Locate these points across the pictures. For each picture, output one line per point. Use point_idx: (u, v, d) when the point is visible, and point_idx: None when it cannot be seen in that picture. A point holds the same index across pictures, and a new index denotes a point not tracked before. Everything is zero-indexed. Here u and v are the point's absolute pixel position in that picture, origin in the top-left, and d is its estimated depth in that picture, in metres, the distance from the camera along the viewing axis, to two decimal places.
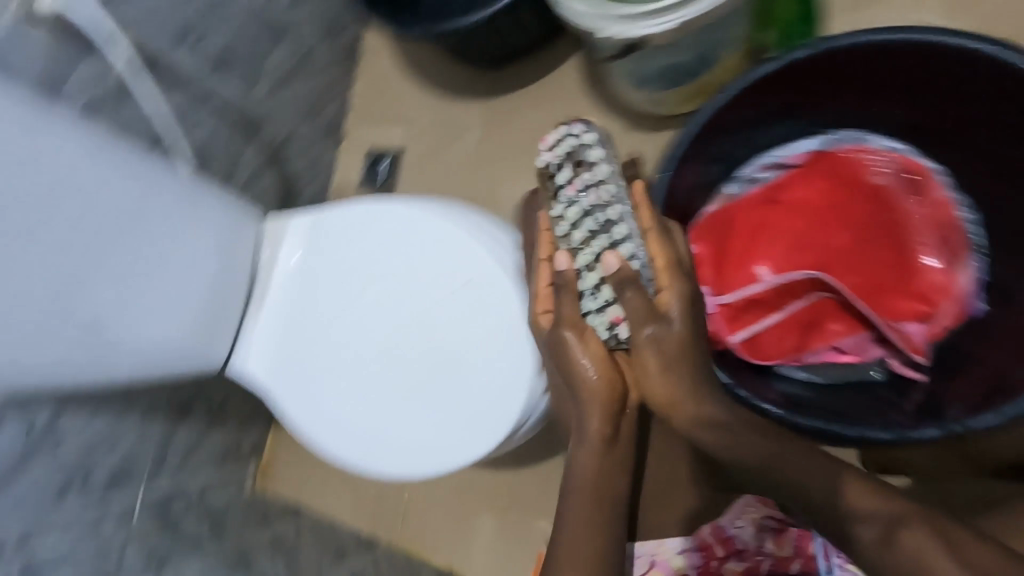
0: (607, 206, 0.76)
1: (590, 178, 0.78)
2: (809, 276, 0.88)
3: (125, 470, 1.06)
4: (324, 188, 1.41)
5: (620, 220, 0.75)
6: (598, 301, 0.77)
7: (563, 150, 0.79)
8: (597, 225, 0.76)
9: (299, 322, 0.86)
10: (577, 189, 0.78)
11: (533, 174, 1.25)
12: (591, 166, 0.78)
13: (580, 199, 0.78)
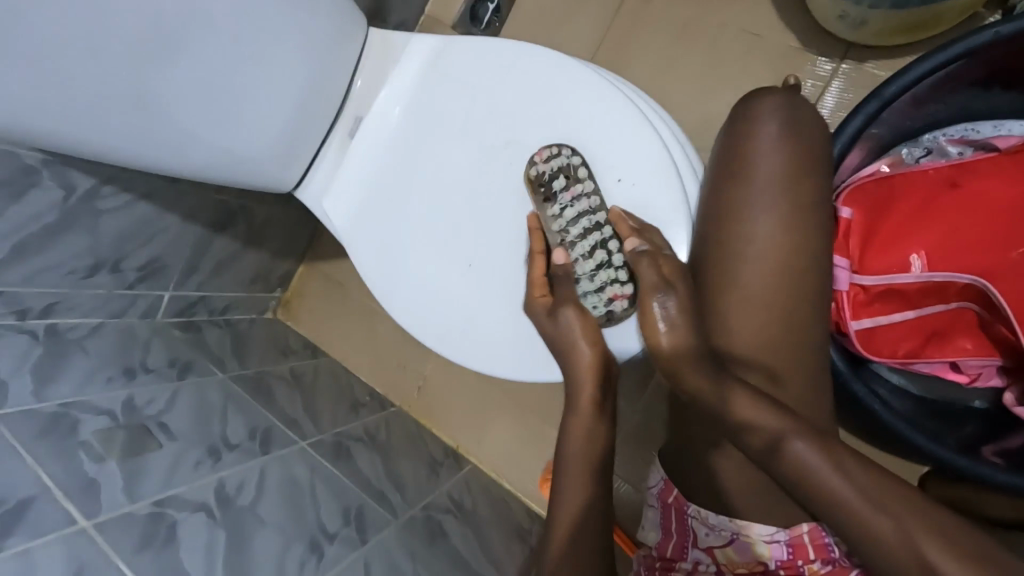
0: (600, 214, 0.64)
1: (582, 191, 0.65)
2: (969, 282, 0.75)
3: (157, 266, 0.99)
4: (416, 16, 1.21)
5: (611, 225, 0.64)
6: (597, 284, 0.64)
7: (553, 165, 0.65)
8: (592, 229, 0.64)
9: (382, 164, 0.72)
10: (571, 200, 0.65)
11: (664, 70, 1.07)
12: (583, 182, 0.65)
13: (574, 211, 0.65)
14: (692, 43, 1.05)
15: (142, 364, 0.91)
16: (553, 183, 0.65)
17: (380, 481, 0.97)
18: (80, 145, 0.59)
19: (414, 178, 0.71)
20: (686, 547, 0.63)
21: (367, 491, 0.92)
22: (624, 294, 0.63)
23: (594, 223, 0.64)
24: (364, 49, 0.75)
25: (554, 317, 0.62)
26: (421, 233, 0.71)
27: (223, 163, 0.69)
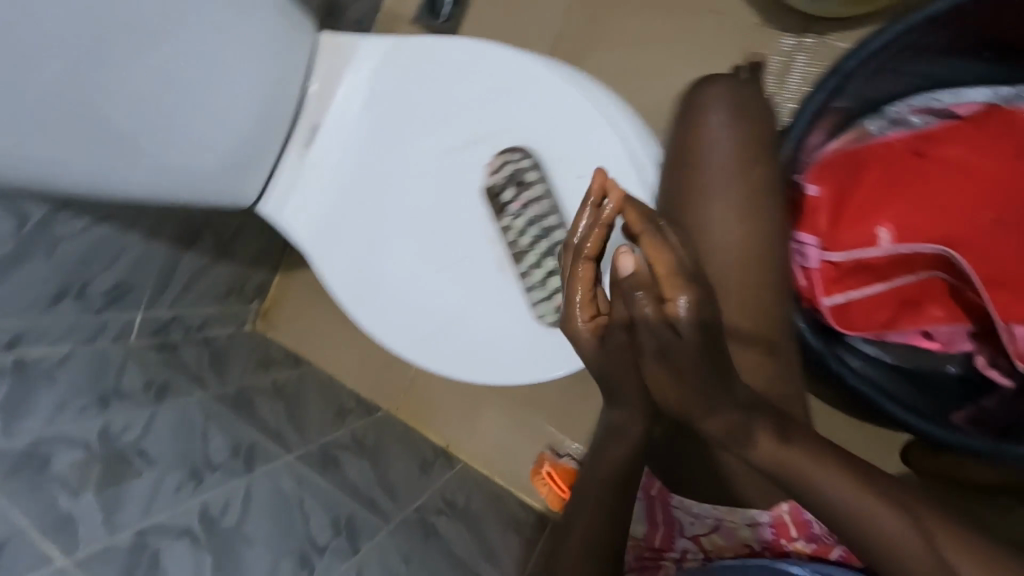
0: (547, 218, 0.65)
1: (531, 196, 0.64)
2: (934, 252, 0.76)
3: (125, 287, 0.97)
4: (372, 13, 1.20)
5: (560, 227, 0.65)
6: (545, 289, 0.65)
7: (506, 174, 0.64)
8: (541, 234, 0.64)
9: (344, 176, 0.71)
10: (521, 209, 0.64)
11: (626, 56, 1.06)
12: (534, 187, 0.64)
13: (524, 218, 0.64)
14: (651, 26, 1.05)
15: (117, 389, 0.89)
16: (505, 193, 0.65)
17: (370, 488, 0.96)
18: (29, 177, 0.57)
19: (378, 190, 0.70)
20: (674, 536, 0.64)
21: (357, 499, 0.92)
22: None
23: (546, 227, 0.65)
24: (315, 56, 0.73)
25: (604, 344, 0.46)
26: (389, 238, 0.70)
27: (181, 184, 0.67)
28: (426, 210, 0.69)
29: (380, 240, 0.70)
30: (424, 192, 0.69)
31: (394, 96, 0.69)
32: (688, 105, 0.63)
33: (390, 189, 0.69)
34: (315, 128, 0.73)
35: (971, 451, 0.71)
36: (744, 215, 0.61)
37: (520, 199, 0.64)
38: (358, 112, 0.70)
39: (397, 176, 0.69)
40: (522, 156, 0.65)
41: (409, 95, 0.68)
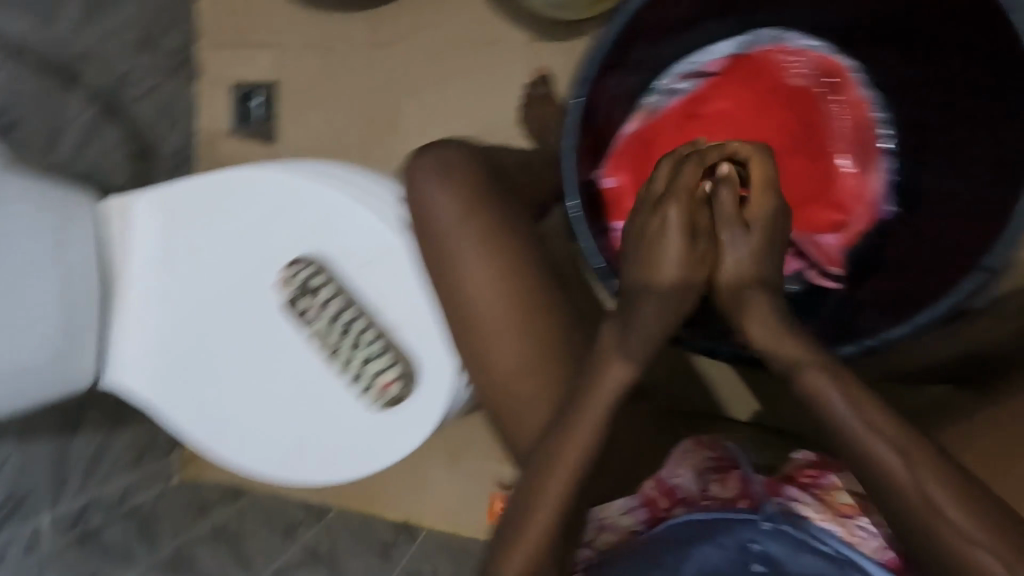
0: (344, 314, 0.74)
1: (323, 300, 0.74)
2: None
3: (17, 499, 0.93)
4: (189, 135, 1.23)
5: (357, 319, 0.74)
6: (361, 381, 0.75)
7: (296, 285, 0.75)
8: (342, 329, 0.74)
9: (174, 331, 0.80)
10: (318, 313, 0.75)
11: (433, 99, 1.11)
12: (321, 290, 0.74)
13: (323, 318, 0.75)
14: (445, 67, 1.10)
15: None
16: (301, 302, 0.75)
17: None
18: None
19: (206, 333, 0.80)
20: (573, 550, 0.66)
21: None
22: (391, 380, 0.73)
23: (342, 321, 0.74)
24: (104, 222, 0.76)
25: (644, 240, 0.58)
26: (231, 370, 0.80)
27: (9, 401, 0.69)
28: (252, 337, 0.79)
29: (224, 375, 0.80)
30: (244, 322, 0.79)
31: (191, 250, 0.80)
32: (408, 183, 0.73)
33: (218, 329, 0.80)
34: (135, 298, 0.81)
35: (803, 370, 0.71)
36: (485, 249, 0.69)
37: (314, 305, 0.75)
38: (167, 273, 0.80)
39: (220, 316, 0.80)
40: (305, 266, 0.75)
41: (204, 246, 0.79)
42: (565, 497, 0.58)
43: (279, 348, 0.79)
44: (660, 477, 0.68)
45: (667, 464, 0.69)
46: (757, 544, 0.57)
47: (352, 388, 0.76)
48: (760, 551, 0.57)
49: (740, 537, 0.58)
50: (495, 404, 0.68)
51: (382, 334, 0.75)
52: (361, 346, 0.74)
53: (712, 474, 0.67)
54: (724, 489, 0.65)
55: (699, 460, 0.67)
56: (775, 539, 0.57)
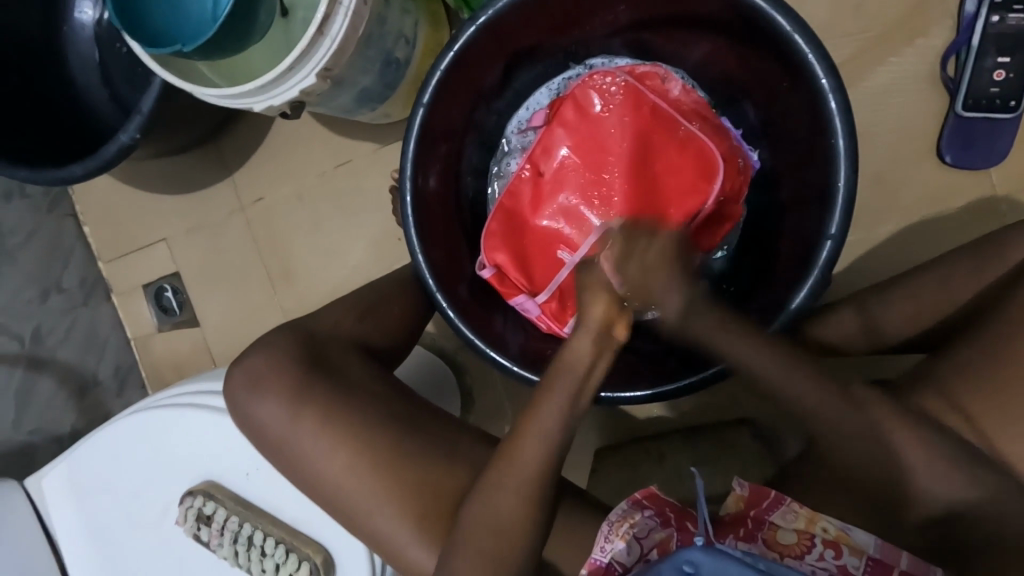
0: (252, 528, 0.59)
1: (229, 531, 0.59)
2: (666, 179, 0.74)
3: None
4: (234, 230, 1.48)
5: (262, 537, 0.59)
6: (272, 556, 0.58)
7: (192, 521, 0.61)
8: (246, 554, 0.59)
9: (142, 547, 0.67)
10: (225, 537, 0.60)
11: None
12: (221, 521, 0.60)
13: (226, 545, 0.60)
14: None
15: None
16: (201, 534, 0.61)
17: None
18: (43, 469, 0.72)
19: (142, 558, 0.67)
20: None
21: None
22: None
23: (242, 540, 0.59)
24: (268, 270, 1.13)
25: (795, 258, 0.68)
26: None
27: None
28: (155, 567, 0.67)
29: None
30: (156, 546, 0.67)
31: (109, 481, 0.68)
32: None
33: (128, 550, 0.68)
34: (60, 516, 0.71)
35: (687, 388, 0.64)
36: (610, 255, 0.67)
37: (223, 533, 0.60)
38: (91, 495, 0.69)
39: (130, 544, 0.68)
40: (202, 503, 0.61)
41: (112, 471, 0.68)
42: (517, 506, 0.53)
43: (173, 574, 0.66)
44: (595, 557, 0.59)
45: (598, 539, 0.60)
46: (692, 563, 0.51)
47: (250, 564, 0.59)
48: (694, 570, 0.51)
49: (673, 556, 0.51)
50: (385, 538, 0.55)
51: (283, 540, 0.59)
52: (266, 559, 0.58)
53: (655, 533, 0.59)
54: (822, 557, 0.56)
55: (790, 517, 0.58)
56: (705, 553, 0.51)
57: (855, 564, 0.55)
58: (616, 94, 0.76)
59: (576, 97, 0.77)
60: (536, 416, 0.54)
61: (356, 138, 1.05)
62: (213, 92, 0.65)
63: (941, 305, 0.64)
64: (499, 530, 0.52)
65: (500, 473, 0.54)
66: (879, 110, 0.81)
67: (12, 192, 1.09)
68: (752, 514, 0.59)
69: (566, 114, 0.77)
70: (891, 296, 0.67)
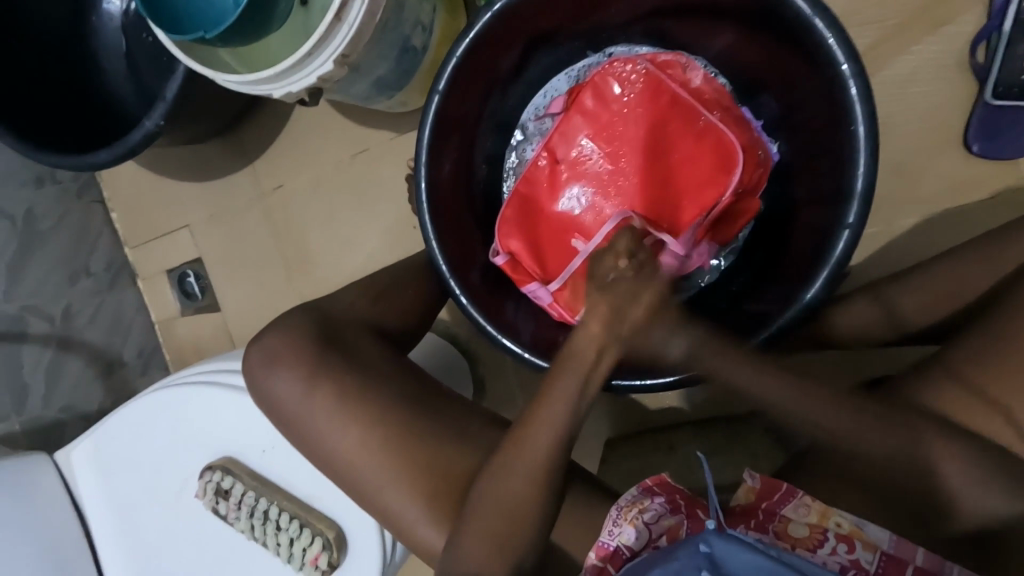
0: (269, 503, 0.61)
1: (247, 505, 0.61)
2: (683, 170, 0.74)
3: None
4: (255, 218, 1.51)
5: (278, 512, 0.61)
6: (287, 530, 0.60)
7: (211, 494, 0.63)
8: (262, 528, 0.61)
9: (162, 518, 0.70)
10: (243, 511, 0.61)
11: None
12: (239, 496, 0.62)
13: (243, 518, 0.62)
14: None
15: None
16: (219, 508, 0.63)
17: None
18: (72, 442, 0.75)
19: (163, 528, 0.70)
20: None
21: None
22: (320, 552, 0.58)
23: (259, 514, 0.61)
24: (286, 256, 1.15)
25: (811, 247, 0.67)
26: (155, 550, 0.70)
27: None
28: (175, 537, 0.69)
29: (160, 546, 0.70)
30: (176, 517, 0.69)
31: (132, 455, 0.71)
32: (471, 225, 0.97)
33: (149, 521, 0.70)
34: (86, 486, 0.74)
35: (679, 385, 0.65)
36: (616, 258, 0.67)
37: (240, 506, 0.62)
38: (115, 468, 0.72)
39: (151, 515, 0.70)
40: (221, 478, 0.63)
41: (135, 446, 0.71)
42: (523, 487, 0.53)
43: (191, 545, 0.68)
44: (603, 540, 0.60)
45: (607, 522, 0.60)
46: (708, 544, 0.51)
47: (266, 538, 0.61)
48: (709, 551, 0.51)
49: (694, 539, 0.52)
50: (394, 516, 0.56)
51: (298, 515, 0.60)
52: (281, 533, 0.60)
53: (665, 519, 0.59)
54: (834, 551, 0.56)
55: (801, 511, 0.58)
56: (721, 535, 0.51)
57: (868, 559, 0.55)
58: (637, 83, 0.76)
59: (596, 85, 0.77)
60: (548, 405, 0.55)
61: (374, 126, 1.06)
62: (233, 78, 0.67)
63: (955, 294, 0.63)
64: (510, 512, 0.53)
65: (511, 456, 0.54)
66: (902, 99, 0.79)
67: (44, 178, 1.13)
68: (763, 506, 0.59)
69: (585, 101, 0.78)
70: (910, 284, 0.66)
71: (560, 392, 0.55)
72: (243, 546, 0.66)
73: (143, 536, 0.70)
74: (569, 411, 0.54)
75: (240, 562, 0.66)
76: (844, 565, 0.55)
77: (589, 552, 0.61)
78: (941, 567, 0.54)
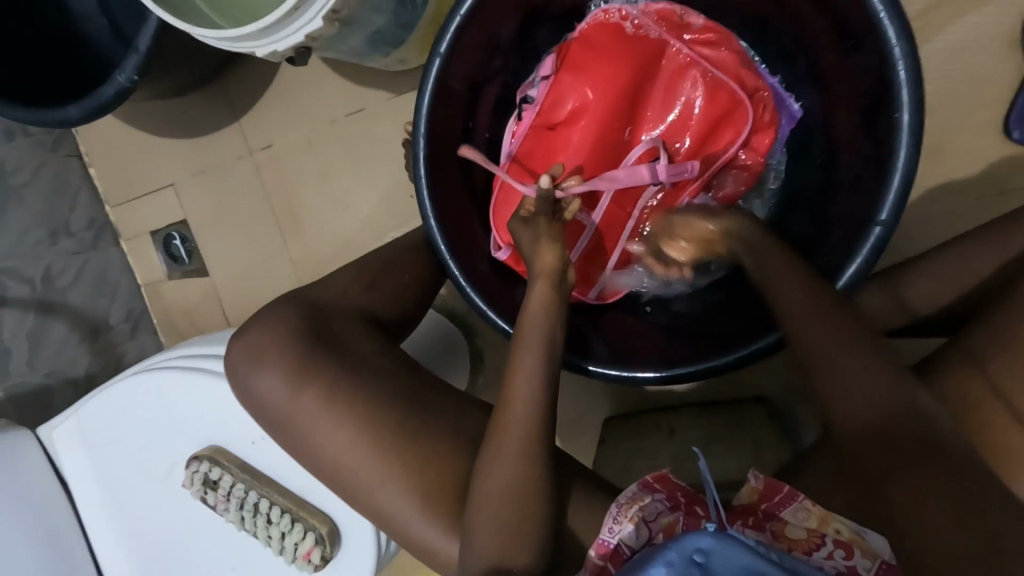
0: (258, 496, 0.59)
1: (235, 496, 0.59)
2: (685, 125, 0.71)
3: None
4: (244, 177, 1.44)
5: (266, 505, 0.59)
6: (280, 523, 0.58)
7: (197, 483, 0.61)
8: (251, 520, 0.59)
9: (146, 500, 0.68)
10: (229, 503, 0.60)
11: None
12: (226, 487, 0.60)
13: (231, 509, 0.60)
14: None
15: None
16: (206, 497, 0.61)
17: None
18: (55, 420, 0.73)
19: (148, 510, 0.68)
20: None
21: None
22: (313, 548, 0.57)
23: (249, 506, 0.59)
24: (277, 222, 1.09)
25: (830, 244, 0.63)
26: (141, 530, 0.69)
27: None
28: (160, 519, 0.68)
29: (146, 527, 0.68)
30: (160, 500, 0.67)
31: (114, 436, 0.69)
32: None
33: (133, 503, 0.69)
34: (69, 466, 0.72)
35: (657, 382, 0.63)
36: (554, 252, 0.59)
37: (227, 498, 0.60)
38: (97, 449, 0.70)
39: (135, 498, 0.69)
40: (209, 468, 0.61)
41: (117, 427, 0.69)
42: (526, 487, 0.51)
43: (178, 528, 0.67)
44: (602, 538, 0.58)
45: (607, 520, 0.59)
46: (701, 552, 0.49)
47: (255, 531, 0.59)
48: (703, 559, 0.49)
49: (682, 544, 0.50)
50: (387, 513, 0.54)
51: (289, 510, 0.58)
52: (272, 527, 0.58)
53: (662, 517, 0.57)
54: (831, 556, 0.53)
55: (801, 515, 0.56)
56: (714, 540, 0.49)
57: (866, 567, 0.52)
58: (633, 34, 0.71)
59: (586, 37, 0.72)
60: (519, 383, 0.54)
61: (370, 85, 0.99)
62: (210, 33, 0.60)
63: (972, 280, 0.58)
64: (504, 508, 0.50)
65: (495, 449, 0.52)
66: (942, 76, 0.74)
67: (14, 130, 1.05)
68: (761, 507, 0.57)
69: (579, 59, 0.71)
70: (921, 274, 0.61)
71: (534, 367, 0.54)
72: (229, 531, 0.65)
73: (127, 517, 0.69)
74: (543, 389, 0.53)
75: (226, 546, 0.65)
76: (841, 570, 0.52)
77: (589, 549, 0.59)
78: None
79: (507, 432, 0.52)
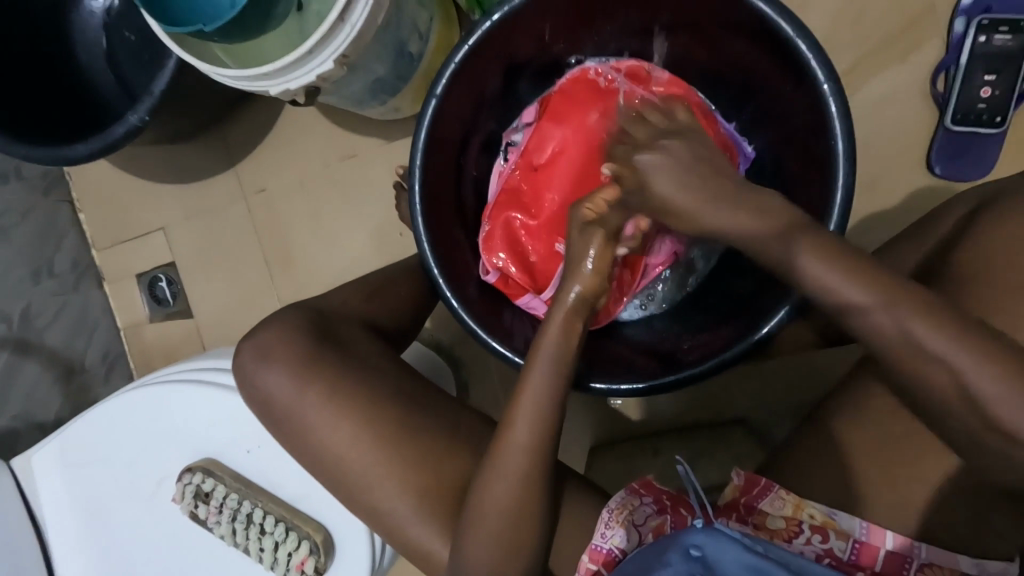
0: (251, 507, 0.61)
1: (227, 508, 0.61)
2: None
3: None
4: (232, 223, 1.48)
5: (258, 516, 0.61)
6: (272, 534, 0.60)
7: (189, 496, 0.63)
8: (243, 531, 0.61)
9: (133, 523, 0.67)
10: (222, 515, 0.62)
11: None
12: (218, 499, 0.62)
13: (223, 520, 0.62)
14: None
15: None
16: (198, 510, 0.63)
17: None
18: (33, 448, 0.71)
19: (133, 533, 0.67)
20: None
21: None
22: (306, 557, 0.59)
23: (242, 517, 0.61)
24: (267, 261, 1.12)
25: None
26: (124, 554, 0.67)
27: None
28: (147, 541, 0.67)
29: (130, 551, 0.67)
30: (148, 521, 0.67)
31: (101, 458, 0.68)
32: None
33: (118, 527, 0.68)
34: (46, 495, 0.70)
35: (643, 391, 0.67)
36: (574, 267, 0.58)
37: (219, 510, 0.62)
38: (81, 473, 0.69)
39: (119, 521, 0.68)
40: (201, 481, 0.63)
41: (105, 449, 0.68)
42: (525, 488, 0.54)
43: (165, 550, 0.67)
44: (595, 544, 0.59)
45: (598, 526, 0.60)
46: (697, 547, 0.51)
47: (248, 542, 0.61)
48: (700, 554, 0.51)
49: (678, 542, 0.52)
50: (388, 513, 0.57)
51: (284, 518, 0.61)
52: (265, 536, 0.60)
53: (651, 520, 0.59)
54: (808, 541, 0.57)
55: (777, 504, 0.59)
56: (707, 535, 0.51)
57: (841, 547, 0.56)
58: (607, 87, 0.80)
59: (565, 91, 0.80)
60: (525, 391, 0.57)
61: (363, 133, 1.07)
62: (229, 73, 0.66)
63: None
64: (504, 507, 0.54)
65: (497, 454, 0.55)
66: (871, 122, 0.85)
67: (9, 173, 1.08)
68: (742, 501, 0.60)
69: (560, 108, 0.80)
70: None
71: (539, 376, 0.57)
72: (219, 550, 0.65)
73: (110, 542, 0.68)
74: (557, 399, 0.56)
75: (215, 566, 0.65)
76: (819, 554, 0.56)
77: (583, 556, 0.60)
78: (910, 549, 0.55)
79: (511, 438, 0.55)
